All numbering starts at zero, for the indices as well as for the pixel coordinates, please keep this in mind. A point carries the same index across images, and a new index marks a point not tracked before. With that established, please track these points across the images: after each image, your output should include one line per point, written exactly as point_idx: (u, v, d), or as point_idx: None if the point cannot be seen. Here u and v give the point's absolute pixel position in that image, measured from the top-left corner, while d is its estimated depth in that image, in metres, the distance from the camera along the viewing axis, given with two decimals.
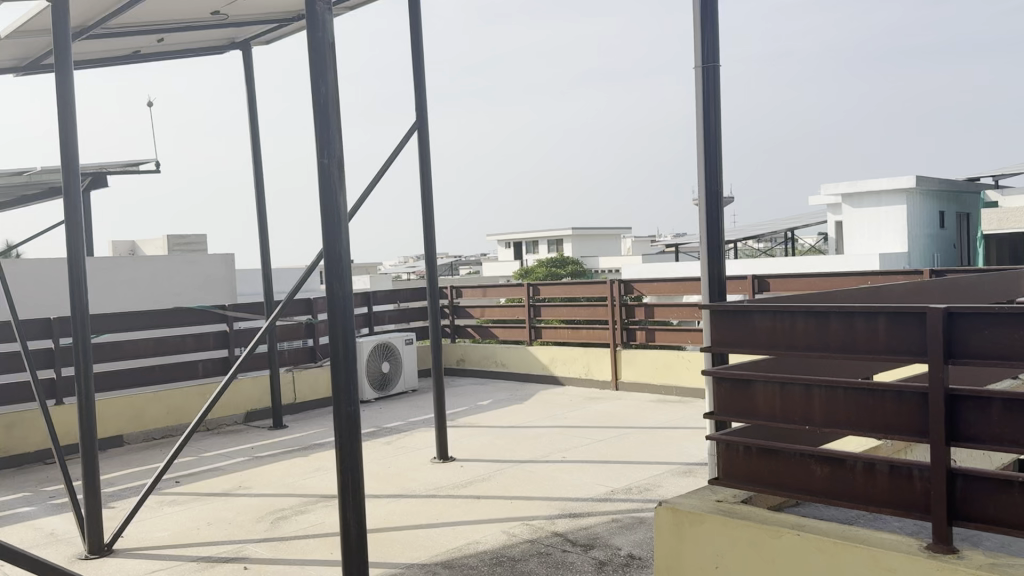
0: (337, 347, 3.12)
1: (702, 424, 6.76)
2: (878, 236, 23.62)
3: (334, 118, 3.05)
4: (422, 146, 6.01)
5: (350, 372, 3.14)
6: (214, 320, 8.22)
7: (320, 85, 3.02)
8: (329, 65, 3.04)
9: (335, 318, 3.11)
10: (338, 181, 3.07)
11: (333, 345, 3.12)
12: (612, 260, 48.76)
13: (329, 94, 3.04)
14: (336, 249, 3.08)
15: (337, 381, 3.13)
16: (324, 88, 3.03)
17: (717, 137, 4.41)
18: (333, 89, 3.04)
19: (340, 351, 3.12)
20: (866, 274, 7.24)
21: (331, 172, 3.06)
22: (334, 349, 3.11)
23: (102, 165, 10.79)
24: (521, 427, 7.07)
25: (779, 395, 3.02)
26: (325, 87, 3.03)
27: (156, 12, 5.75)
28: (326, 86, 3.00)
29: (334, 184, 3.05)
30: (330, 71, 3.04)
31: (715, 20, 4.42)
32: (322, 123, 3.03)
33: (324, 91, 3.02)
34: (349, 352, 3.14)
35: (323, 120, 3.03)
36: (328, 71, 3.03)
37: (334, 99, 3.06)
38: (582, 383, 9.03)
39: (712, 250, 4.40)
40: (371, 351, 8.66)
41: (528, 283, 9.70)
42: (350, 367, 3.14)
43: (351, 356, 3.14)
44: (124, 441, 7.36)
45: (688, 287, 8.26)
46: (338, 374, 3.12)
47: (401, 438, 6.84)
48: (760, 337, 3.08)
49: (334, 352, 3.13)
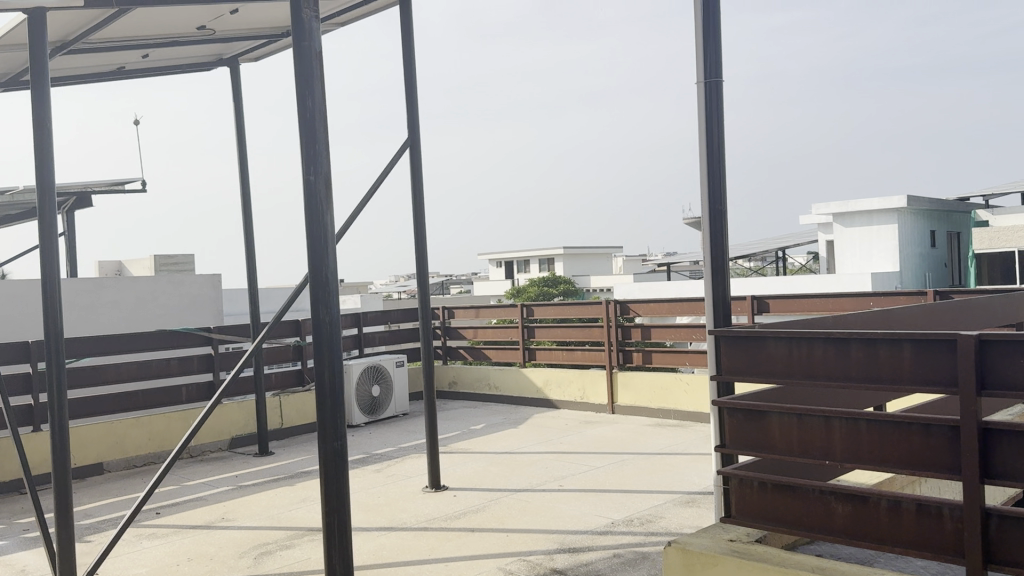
0: (324, 378, 2.94)
1: (701, 450, 6.56)
2: (870, 255, 23.56)
3: (322, 133, 2.87)
4: (414, 164, 5.84)
5: (337, 404, 2.96)
6: (199, 343, 7.99)
7: (306, 98, 2.84)
8: (316, 76, 2.86)
9: (322, 347, 2.93)
10: (325, 199, 2.88)
11: (319, 376, 2.94)
12: (603, 279, 48.63)
13: (316, 107, 2.86)
14: (324, 273, 2.90)
15: (323, 413, 2.94)
16: (311, 101, 2.85)
17: (721, 154, 4.25)
18: (320, 102, 2.86)
19: (326, 382, 2.94)
20: (868, 295, 7.07)
21: (318, 191, 2.88)
22: (320, 379, 2.93)
23: (87, 184, 10.58)
24: (515, 453, 6.85)
25: (797, 427, 2.85)
26: (312, 100, 2.85)
27: (139, 27, 5.57)
28: (313, 98, 2.82)
29: (321, 203, 2.87)
30: (317, 83, 2.86)
31: (718, 32, 4.27)
32: (308, 139, 2.85)
33: (310, 104, 2.84)
34: (336, 383, 2.96)
35: (310, 136, 2.85)
36: (315, 83, 2.85)
37: (322, 113, 2.88)
38: (576, 406, 8.82)
39: (717, 271, 4.22)
40: (360, 374, 8.44)
41: (521, 304, 9.51)
42: (337, 399, 2.96)
43: (339, 387, 2.95)
44: (104, 468, 7.12)
45: (686, 308, 8.08)
46: (324, 406, 2.94)
47: (392, 465, 6.62)
48: (775, 366, 2.91)
49: (321, 384, 2.95)
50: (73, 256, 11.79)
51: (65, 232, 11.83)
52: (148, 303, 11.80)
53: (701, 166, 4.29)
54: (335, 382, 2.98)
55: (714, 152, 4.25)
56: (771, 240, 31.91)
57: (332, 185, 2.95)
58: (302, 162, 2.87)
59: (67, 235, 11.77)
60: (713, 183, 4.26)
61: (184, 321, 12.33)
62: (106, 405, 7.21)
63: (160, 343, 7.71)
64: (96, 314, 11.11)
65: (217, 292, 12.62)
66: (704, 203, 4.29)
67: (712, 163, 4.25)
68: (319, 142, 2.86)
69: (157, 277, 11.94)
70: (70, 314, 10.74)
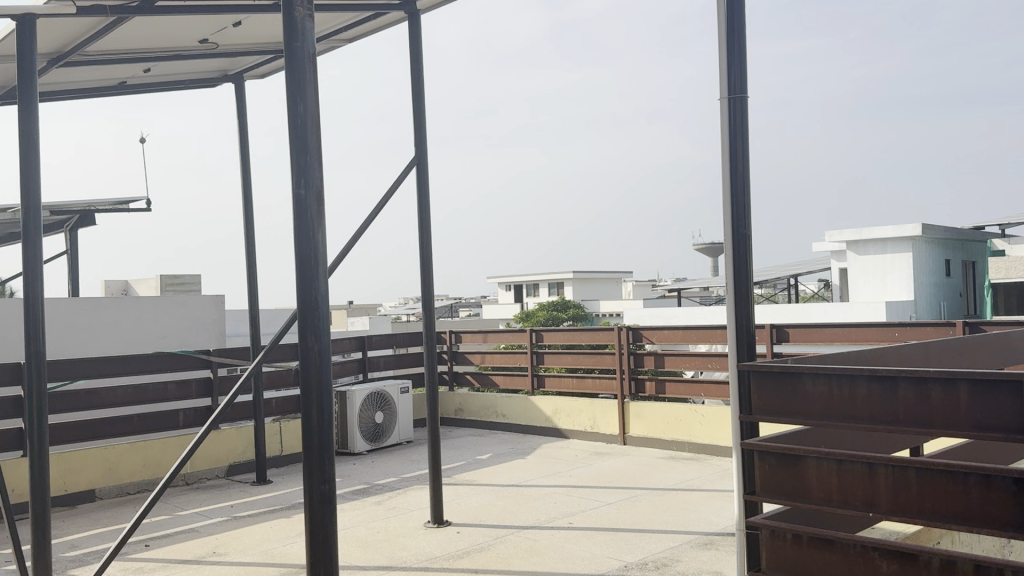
0: (310, 414, 2.68)
1: (718, 487, 6.26)
2: (884, 284, 23.20)
3: (314, 144, 2.64)
4: (421, 184, 5.61)
5: (325, 444, 2.70)
6: (198, 366, 7.75)
7: (297, 104, 2.60)
8: (309, 81, 2.63)
9: (310, 379, 2.67)
10: (316, 214, 2.64)
11: (305, 411, 2.68)
12: (613, 304, 48.27)
13: (309, 114, 2.63)
14: (313, 297, 2.65)
15: (310, 452, 2.68)
16: (302, 107, 2.62)
17: (745, 174, 4.00)
18: (313, 108, 2.63)
19: (314, 419, 2.68)
20: (894, 325, 6.78)
21: (309, 207, 2.64)
22: (307, 415, 2.67)
23: (91, 203, 10.41)
24: (522, 486, 6.56)
25: (836, 473, 2.57)
26: (304, 107, 2.62)
27: (139, 39, 5.39)
28: (306, 105, 2.59)
29: (312, 221, 2.63)
30: (310, 88, 2.63)
31: (743, 46, 4.03)
32: (300, 149, 2.62)
33: (303, 110, 2.61)
34: (324, 421, 2.70)
35: (300, 145, 2.62)
36: (306, 89, 2.62)
37: (315, 121, 2.65)
38: (586, 436, 8.52)
39: (740, 295, 3.95)
40: (363, 400, 8.19)
41: (531, 328, 9.21)
42: (325, 438, 2.70)
43: (327, 425, 2.69)
44: (96, 495, 6.85)
45: (702, 335, 7.79)
46: (311, 446, 2.68)
47: (393, 497, 6.34)
48: (812, 404, 2.64)
49: (307, 420, 2.69)
50: (74, 276, 11.60)
51: (66, 252, 11.65)
52: (149, 323, 11.57)
53: (724, 186, 4.05)
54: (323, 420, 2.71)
55: (738, 171, 4.01)
56: (783, 267, 31.58)
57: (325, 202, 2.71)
58: (293, 175, 2.64)
59: (68, 255, 11.58)
60: (736, 205, 4.01)
61: (186, 343, 12.11)
62: (99, 429, 6.94)
63: (157, 366, 7.47)
64: (96, 333, 10.85)
65: (220, 313, 12.47)
66: (726, 225, 4.04)
67: (735, 182, 4.00)
68: (312, 155, 2.62)
69: (158, 299, 11.74)
70: (69, 335, 10.50)
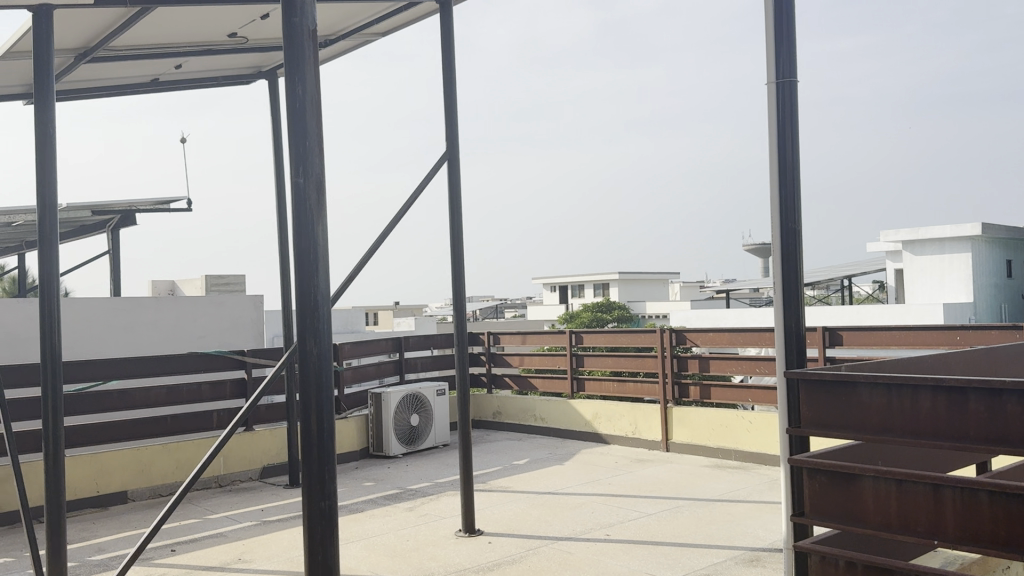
0: (309, 422, 2.52)
1: (765, 498, 5.95)
2: (941, 285, 22.37)
3: (316, 128, 2.48)
4: (452, 180, 5.41)
5: (326, 455, 2.52)
6: (231, 367, 7.65)
7: (295, 83, 2.44)
8: (308, 61, 2.47)
9: (309, 384, 2.50)
10: (316, 206, 2.48)
11: (304, 421, 2.51)
12: (659, 306, 47.60)
13: (309, 97, 2.46)
14: (313, 295, 2.49)
15: (310, 464, 2.52)
16: (301, 88, 2.46)
17: (795, 163, 3.72)
18: (314, 88, 2.47)
19: (313, 430, 2.51)
20: (955, 328, 6.38)
21: (307, 197, 2.47)
22: (305, 423, 2.50)
23: (132, 202, 10.45)
24: (558, 493, 6.31)
25: (894, 494, 2.29)
26: (302, 87, 2.45)
27: (166, 31, 5.29)
28: (305, 85, 2.43)
29: (311, 212, 2.47)
30: (310, 68, 2.47)
31: (792, 29, 3.74)
32: (298, 134, 2.46)
33: (302, 91, 2.45)
34: (324, 430, 2.52)
35: (298, 131, 2.46)
36: (305, 67, 2.46)
37: (317, 103, 2.49)
38: (628, 442, 8.24)
39: (789, 296, 3.68)
40: (398, 403, 8.03)
41: (571, 331, 8.95)
42: (326, 449, 2.52)
43: (327, 435, 2.52)
44: (128, 497, 6.79)
45: (750, 338, 7.45)
46: (312, 459, 2.51)
47: (425, 503, 6.14)
48: (868, 417, 2.35)
49: (306, 429, 2.52)
50: (116, 277, 11.66)
51: (109, 252, 11.72)
52: (187, 323, 11.59)
53: (772, 178, 3.77)
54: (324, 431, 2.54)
55: (787, 160, 3.72)
56: (836, 269, 30.71)
57: (328, 191, 2.54)
58: (292, 162, 2.48)
59: (111, 255, 11.65)
60: (785, 196, 3.74)
61: (226, 344, 12.11)
62: (131, 430, 6.88)
63: (190, 367, 7.39)
64: (134, 333, 10.89)
65: (259, 314, 12.44)
66: (774, 219, 3.77)
67: (784, 172, 3.72)
68: (310, 141, 2.46)
69: (198, 298, 11.76)
70: (108, 335, 10.55)
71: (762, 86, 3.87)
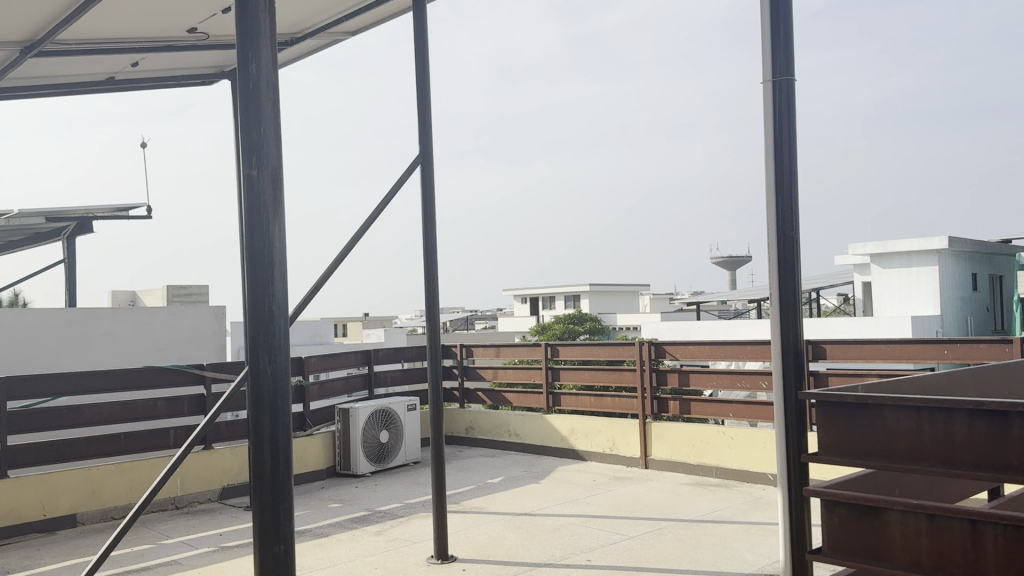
0: (262, 455, 2.23)
1: (750, 519, 5.71)
2: (908, 298, 22.45)
3: (271, 112, 2.20)
4: (425, 184, 5.13)
5: (280, 492, 2.23)
6: (190, 381, 7.27)
7: (247, 60, 2.16)
8: (264, 35, 2.19)
9: (261, 405, 2.22)
10: (271, 203, 2.19)
11: (256, 447, 2.23)
12: (629, 318, 47.58)
13: (264, 76, 2.19)
14: (266, 303, 2.20)
15: (261, 497, 2.23)
16: (255, 66, 2.18)
17: (793, 169, 3.49)
18: (270, 65, 2.20)
19: (265, 457, 2.23)
20: (942, 340, 6.19)
21: (262, 192, 2.19)
22: (257, 456, 2.22)
23: (89, 208, 10.03)
24: (534, 515, 6.02)
25: (926, 531, 2.03)
26: (257, 65, 2.18)
27: (118, 25, 4.99)
28: (259, 62, 2.15)
29: (265, 211, 2.18)
30: (266, 42, 2.19)
31: (789, 23, 3.50)
32: (251, 117, 2.18)
33: (256, 70, 2.18)
34: (280, 463, 2.24)
35: (251, 114, 2.18)
36: (260, 41, 2.18)
37: (272, 83, 2.21)
38: (606, 459, 7.97)
39: (786, 309, 3.44)
40: (367, 418, 7.71)
41: (546, 343, 8.69)
42: (281, 484, 2.23)
43: (283, 468, 2.23)
44: (77, 520, 6.38)
45: (730, 351, 7.22)
46: (265, 490, 2.22)
47: (394, 527, 5.82)
48: (898, 444, 2.09)
49: (258, 456, 2.24)
50: (71, 287, 11.18)
51: (65, 260, 11.25)
52: (144, 334, 11.15)
53: (768, 185, 3.54)
54: (279, 458, 2.25)
55: (785, 165, 3.48)
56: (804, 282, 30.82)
57: (285, 183, 2.26)
58: (243, 150, 2.19)
59: (66, 263, 11.19)
60: (781, 202, 3.50)
61: (185, 356, 11.66)
62: (81, 449, 6.49)
63: (145, 382, 7.01)
64: (88, 345, 10.45)
65: (221, 325, 11.99)
66: (771, 227, 3.53)
67: (781, 177, 3.49)
68: (265, 126, 2.18)
69: (157, 309, 11.32)
70: (60, 347, 10.11)
71: (757, 84, 3.63)
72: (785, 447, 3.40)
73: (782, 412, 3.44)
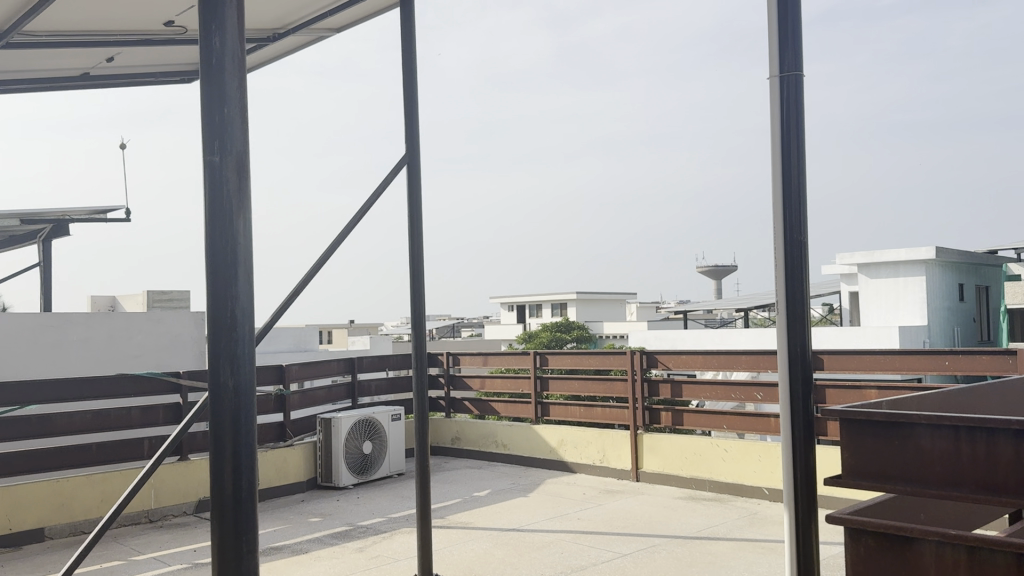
0: (222, 478, 1.99)
1: (747, 536, 5.50)
2: (896, 309, 22.34)
3: (237, 92, 2.00)
4: (411, 185, 4.91)
5: (242, 521, 2.01)
6: (166, 390, 7.01)
7: (209, 34, 1.97)
8: (230, 4, 1.99)
9: (221, 420, 1.99)
10: (234, 194, 1.99)
11: (215, 468, 1.99)
12: (617, 327, 47.49)
13: (228, 49, 1.98)
14: (229, 306, 1.99)
15: (221, 526, 1.99)
16: (218, 38, 1.98)
17: (801, 169, 3.29)
18: (236, 39, 2.00)
19: (227, 481, 2.00)
20: (943, 352, 6.01)
21: (226, 179, 1.98)
22: (218, 479, 1.99)
23: (66, 211, 9.76)
24: (522, 531, 5.79)
25: (966, 566, 1.83)
26: (220, 38, 1.98)
27: (91, 16, 4.76)
28: (223, 34, 1.96)
29: (228, 200, 1.98)
30: (230, 11, 1.99)
31: (797, 16, 3.31)
32: (214, 97, 1.97)
33: (220, 45, 1.98)
34: (242, 488, 2.01)
35: (215, 93, 1.98)
36: (224, 13, 1.97)
37: (239, 58, 2.01)
38: (596, 472, 7.76)
39: (792, 316, 3.25)
40: (351, 428, 7.47)
41: (535, 351, 8.46)
42: (243, 512, 2.01)
43: (245, 492, 2.01)
44: (45, 535, 6.10)
45: (724, 361, 7.03)
46: (226, 521, 1.99)
47: (377, 543, 5.58)
48: (936, 468, 1.89)
49: (217, 480, 2.00)
50: (48, 292, 10.90)
51: (40, 263, 10.95)
52: (121, 340, 10.91)
53: (774, 185, 3.34)
54: (242, 481, 2.02)
55: (792, 166, 3.29)
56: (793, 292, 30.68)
57: (251, 171, 2.05)
58: (204, 134, 1.99)
59: (42, 266, 10.89)
60: (788, 202, 3.30)
61: (161, 364, 11.40)
62: (52, 460, 6.22)
63: (119, 389, 6.74)
64: (62, 351, 10.18)
65: (201, 331, 11.73)
66: (776, 229, 3.33)
67: (789, 179, 3.29)
68: (229, 107, 1.98)
69: (134, 314, 11.07)
70: (34, 354, 9.81)
71: (762, 79, 3.43)
72: (793, 463, 3.21)
73: (788, 425, 3.23)
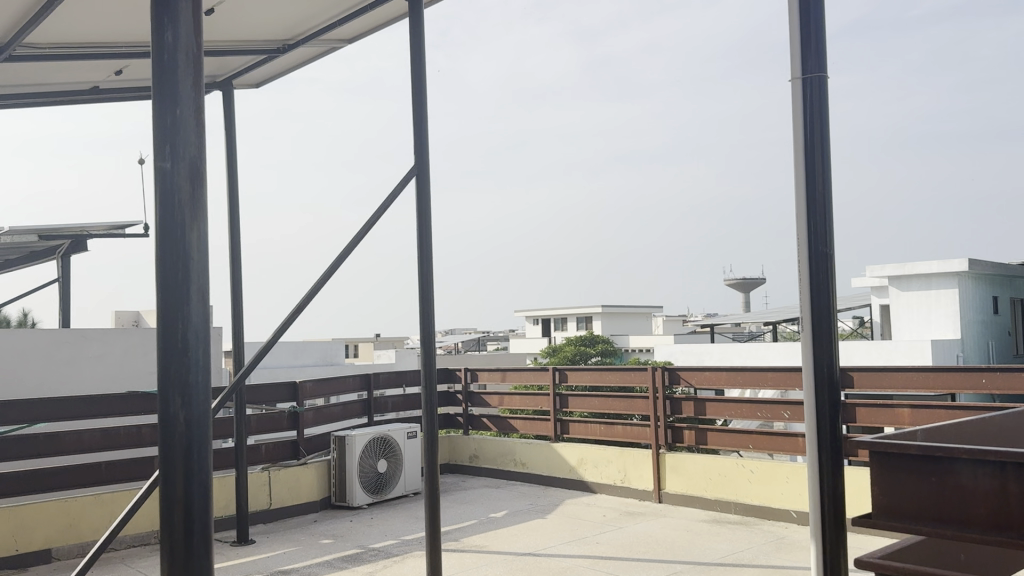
0: (172, 509, 1.87)
1: (774, 562, 5.24)
2: (928, 322, 21.81)
3: (191, 93, 1.90)
4: (421, 197, 4.76)
5: (194, 558, 1.88)
6: None
7: (161, 33, 1.87)
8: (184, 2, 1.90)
9: (171, 450, 1.88)
10: (184, 203, 1.88)
11: (165, 499, 1.87)
12: (643, 340, 47.04)
13: (182, 48, 1.89)
14: (179, 329, 1.88)
15: (171, 564, 1.86)
16: (172, 37, 1.88)
17: (826, 178, 3.08)
18: (192, 39, 1.90)
19: (176, 517, 1.87)
20: (979, 369, 5.70)
21: (178, 187, 1.88)
22: (168, 511, 1.87)
23: (84, 226, 9.73)
24: (539, 555, 5.58)
25: None
26: (173, 36, 1.88)
27: (94, 26, 4.65)
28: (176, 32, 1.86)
29: (180, 210, 1.88)
30: (185, 10, 1.90)
31: (820, 12, 3.11)
32: (166, 99, 1.88)
33: (174, 42, 1.88)
34: (194, 521, 1.88)
35: (166, 95, 1.88)
36: (178, 10, 1.88)
37: (193, 59, 1.91)
38: (616, 492, 7.53)
39: (817, 332, 3.02)
40: (365, 446, 7.31)
41: (554, 368, 8.27)
42: (194, 549, 1.88)
43: (196, 526, 1.88)
44: (52, 556, 5.98)
45: (750, 378, 6.78)
46: (175, 561, 1.86)
47: (388, 567, 5.40)
48: (981, 509, 1.67)
49: (168, 514, 1.88)
50: (65, 308, 10.86)
51: (59, 279, 10.93)
52: (139, 356, 10.87)
53: (797, 194, 3.13)
54: (194, 518, 1.89)
55: (816, 173, 3.08)
56: None
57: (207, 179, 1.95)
58: (156, 140, 1.89)
59: (60, 282, 10.88)
60: (812, 213, 3.09)
61: None
62: (61, 479, 6.11)
63: (130, 407, 6.63)
64: (80, 367, 10.16)
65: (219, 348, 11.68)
66: (800, 240, 3.12)
67: (813, 187, 3.08)
68: (183, 110, 1.88)
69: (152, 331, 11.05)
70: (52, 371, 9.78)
71: (785, 82, 3.23)
72: (818, 492, 2.98)
73: (814, 448, 3.01)
